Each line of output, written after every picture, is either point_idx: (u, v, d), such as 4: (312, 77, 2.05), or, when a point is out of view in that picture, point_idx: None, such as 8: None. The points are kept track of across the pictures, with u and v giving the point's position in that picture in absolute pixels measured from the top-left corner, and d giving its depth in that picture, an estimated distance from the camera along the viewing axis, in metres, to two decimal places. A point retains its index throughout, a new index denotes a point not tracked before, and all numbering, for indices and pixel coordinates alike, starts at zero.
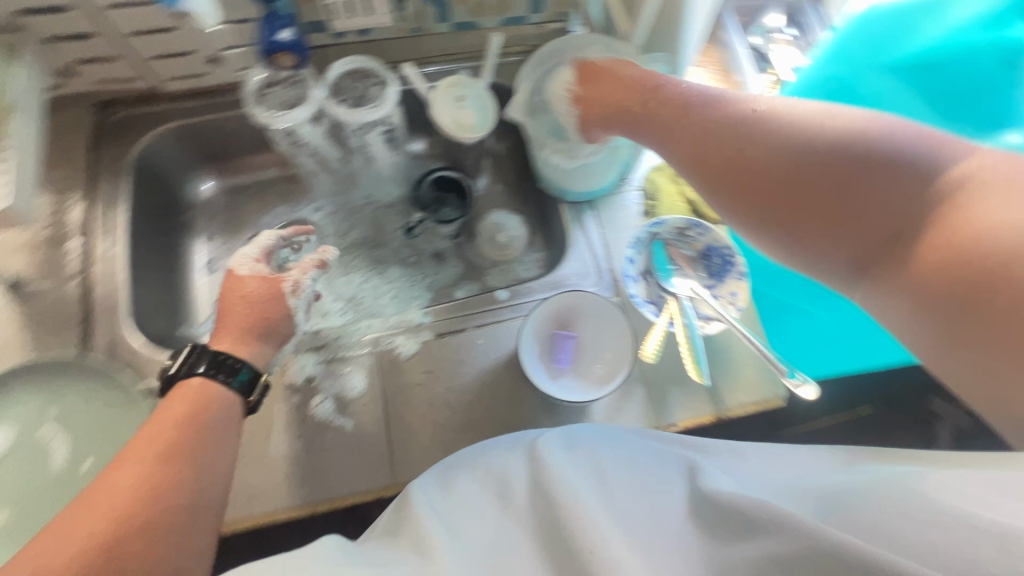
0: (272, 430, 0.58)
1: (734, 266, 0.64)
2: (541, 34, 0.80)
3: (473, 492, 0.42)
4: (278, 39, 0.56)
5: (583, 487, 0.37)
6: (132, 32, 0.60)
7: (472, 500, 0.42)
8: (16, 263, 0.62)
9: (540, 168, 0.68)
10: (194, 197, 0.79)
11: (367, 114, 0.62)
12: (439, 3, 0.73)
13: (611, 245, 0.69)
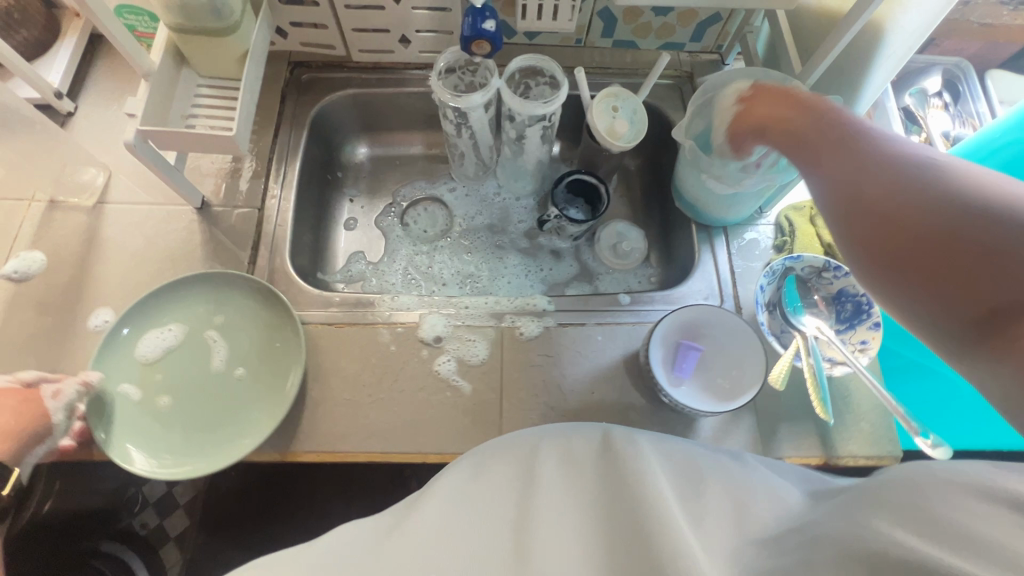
0: (398, 377, 0.62)
1: (869, 313, 0.62)
2: (695, 62, 0.83)
3: (495, 473, 0.40)
4: (482, 29, 0.60)
5: (630, 471, 0.36)
6: (347, 5, 0.68)
7: (489, 474, 0.40)
8: (205, 187, 0.71)
9: (685, 185, 0.70)
10: (347, 160, 0.86)
11: (536, 108, 0.66)
12: (608, 19, 0.78)
13: (738, 274, 0.70)
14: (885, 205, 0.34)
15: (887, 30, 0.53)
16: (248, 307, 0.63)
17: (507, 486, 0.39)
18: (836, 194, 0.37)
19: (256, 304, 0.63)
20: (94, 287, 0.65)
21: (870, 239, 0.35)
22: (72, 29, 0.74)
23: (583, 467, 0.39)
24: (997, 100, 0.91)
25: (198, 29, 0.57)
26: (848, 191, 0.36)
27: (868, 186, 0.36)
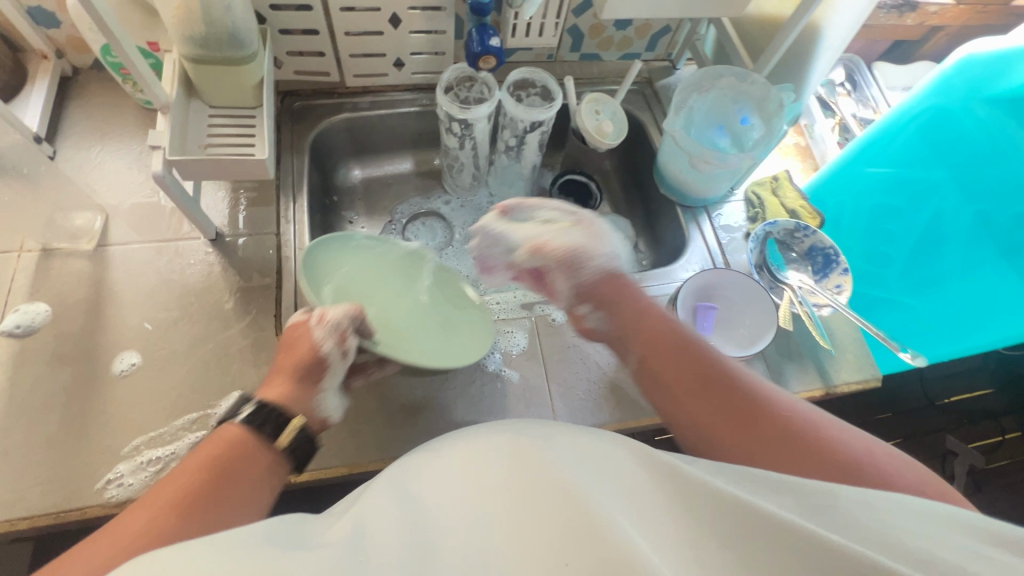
0: (448, 375, 0.65)
1: (838, 261, 0.74)
2: (651, 68, 0.93)
3: (449, 457, 0.37)
4: (490, 45, 0.69)
5: (559, 465, 0.33)
6: (345, 32, 0.71)
7: (431, 467, 0.36)
8: (213, 219, 0.70)
9: (671, 173, 0.78)
10: (342, 183, 0.87)
11: (538, 114, 0.73)
12: (578, 34, 0.85)
13: (725, 244, 0.78)
14: (731, 408, 0.44)
15: (822, 28, 0.66)
16: (341, 264, 0.65)
17: (448, 481, 0.35)
18: (652, 347, 0.49)
19: (351, 257, 0.67)
20: (111, 331, 0.62)
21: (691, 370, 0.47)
22: (42, 72, 0.71)
23: (531, 456, 0.34)
24: (886, 86, 1.11)
25: (219, 58, 0.58)
26: (709, 378, 0.46)
27: (722, 377, 0.46)
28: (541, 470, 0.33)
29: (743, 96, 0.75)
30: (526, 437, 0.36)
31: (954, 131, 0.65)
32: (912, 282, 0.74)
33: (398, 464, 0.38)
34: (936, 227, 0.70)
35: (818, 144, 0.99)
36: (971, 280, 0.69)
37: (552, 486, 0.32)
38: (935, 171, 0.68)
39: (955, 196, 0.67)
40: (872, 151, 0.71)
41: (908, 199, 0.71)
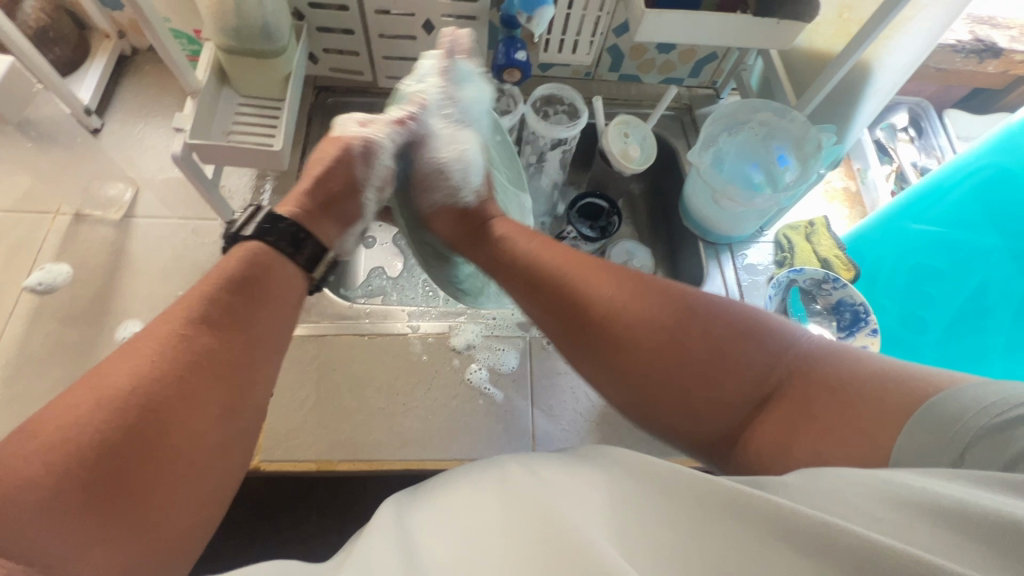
0: (431, 384, 0.64)
1: (867, 320, 0.68)
2: (693, 95, 0.89)
3: (456, 497, 0.37)
4: (514, 58, 0.68)
5: (538, 496, 0.34)
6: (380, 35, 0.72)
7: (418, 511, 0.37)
8: (234, 203, 0.72)
9: (694, 207, 0.75)
10: None
11: (560, 132, 0.71)
12: (617, 54, 0.82)
13: (745, 286, 0.74)
14: (624, 338, 0.46)
15: (875, 68, 0.61)
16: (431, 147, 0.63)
17: (443, 521, 0.34)
18: (539, 293, 0.52)
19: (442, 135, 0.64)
20: (121, 298, 0.64)
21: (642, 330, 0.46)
22: (102, 50, 0.76)
23: (534, 495, 0.34)
24: (956, 135, 1.02)
25: (251, 51, 0.60)
26: (575, 323, 0.49)
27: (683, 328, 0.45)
28: (544, 505, 0.33)
29: (780, 133, 0.71)
30: (523, 470, 0.37)
31: (1015, 194, 0.58)
32: (948, 353, 0.68)
33: (386, 511, 0.38)
34: (982, 298, 0.63)
35: (869, 190, 0.92)
36: (1014, 361, 0.62)
37: (545, 517, 0.32)
38: (987, 236, 0.61)
39: (1007, 266, 0.60)
40: (920, 206, 0.65)
41: (954, 263, 0.64)
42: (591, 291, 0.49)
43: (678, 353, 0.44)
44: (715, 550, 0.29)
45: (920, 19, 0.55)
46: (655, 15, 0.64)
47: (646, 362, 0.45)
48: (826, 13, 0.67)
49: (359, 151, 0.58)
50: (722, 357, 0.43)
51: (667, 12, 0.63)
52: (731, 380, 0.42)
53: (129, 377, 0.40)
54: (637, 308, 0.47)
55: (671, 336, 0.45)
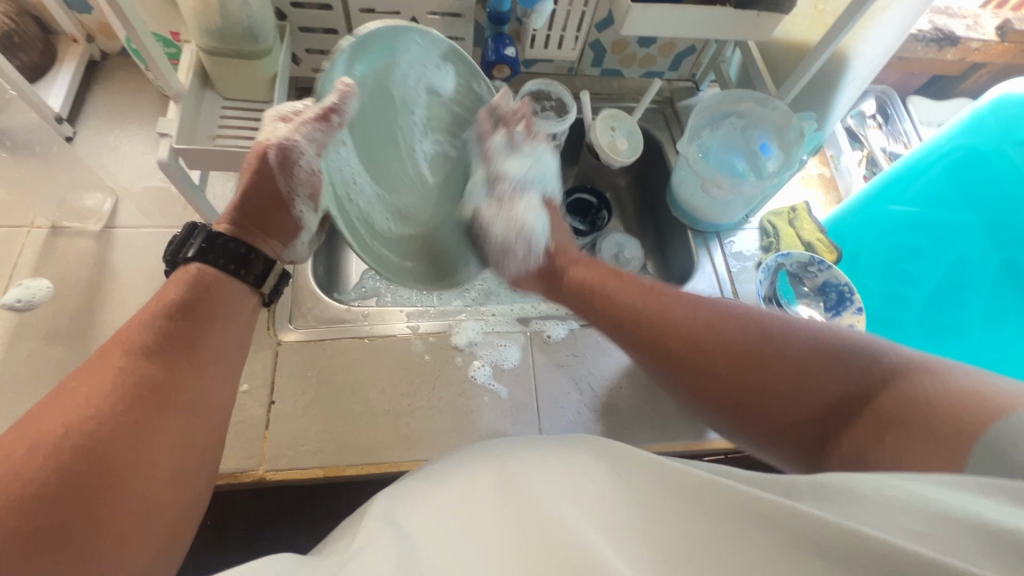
0: (436, 384, 0.64)
1: (852, 300, 0.71)
2: (674, 88, 0.91)
3: (441, 492, 0.37)
4: (504, 54, 0.69)
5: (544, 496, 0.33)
6: (364, 33, 0.71)
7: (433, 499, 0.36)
8: (220, 209, 0.70)
9: (683, 196, 0.77)
10: None
11: (551, 126, 0.72)
12: (600, 49, 0.83)
13: (734, 272, 0.76)
14: (706, 362, 0.48)
15: (851, 57, 0.64)
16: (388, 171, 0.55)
17: (443, 514, 0.35)
18: (621, 332, 0.54)
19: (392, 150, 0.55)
20: (106, 312, 0.62)
21: (723, 346, 0.48)
22: (71, 55, 0.73)
23: (531, 496, 0.34)
24: (920, 121, 1.07)
25: (234, 52, 0.58)
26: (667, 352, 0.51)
27: (755, 348, 0.47)
28: (540, 501, 0.33)
29: (762, 121, 0.73)
30: (510, 465, 0.37)
31: (985, 173, 0.62)
32: (930, 327, 0.70)
33: (387, 504, 0.37)
34: (959, 273, 0.66)
35: (844, 175, 0.96)
36: (994, 332, 0.66)
37: (545, 519, 0.32)
38: (960, 214, 0.65)
39: (982, 241, 0.64)
40: (899, 187, 0.68)
41: (932, 240, 0.68)
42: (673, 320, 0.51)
43: (768, 372, 0.45)
44: (679, 539, 0.30)
45: (894, 9, 0.58)
46: (640, 8, 0.65)
47: (731, 380, 0.47)
48: (802, 4, 0.69)
49: (275, 157, 0.51)
50: (812, 379, 0.43)
51: (651, 6, 0.64)
52: (808, 394, 0.43)
53: (71, 414, 0.39)
54: (714, 338, 0.49)
55: (750, 357, 0.46)
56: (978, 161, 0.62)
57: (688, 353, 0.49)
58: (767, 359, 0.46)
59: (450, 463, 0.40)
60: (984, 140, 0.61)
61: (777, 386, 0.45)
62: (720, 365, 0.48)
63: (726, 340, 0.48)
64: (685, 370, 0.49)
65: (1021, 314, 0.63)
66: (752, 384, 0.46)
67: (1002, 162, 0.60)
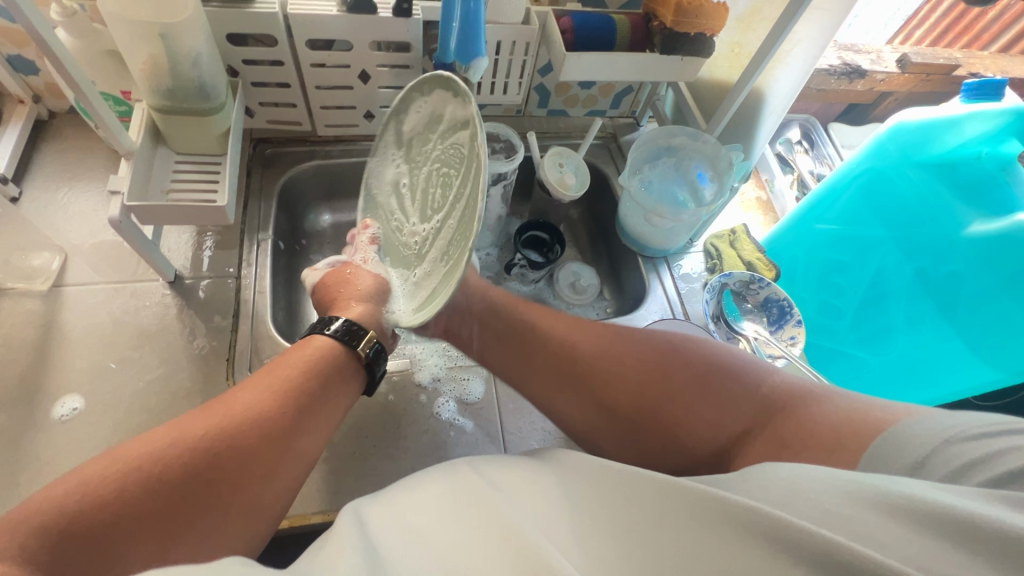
0: (400, 423, 0.64)
1: (792, 313, 0.76)
2: (616, 124, 0.97)
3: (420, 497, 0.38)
4: None
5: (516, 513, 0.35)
6: (316, 86, 0.74)
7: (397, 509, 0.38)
8: (175, 261, 0.70)
9: (630, 226, 0.81)
10: (311, 228, 0.87)
11: (500, 167, 0.76)
12: (544, 92, 0.89)
13: (684, 294, 0.80)
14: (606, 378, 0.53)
15: (767, 94, 0.71)
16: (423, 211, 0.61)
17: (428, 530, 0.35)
18: (529, 347, 0.58)
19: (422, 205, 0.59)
20: (54, 374, 0.60)
21: (625, 372, 0.52)
22: (16, 115, 0.74)
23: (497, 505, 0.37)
24: (841, 145, 1.16)
25: (186, 109, 0.60)
26: (557, 363, 0.55)
27: (660, 365, 0.51)
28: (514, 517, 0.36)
29: (696, 153, 0.79)
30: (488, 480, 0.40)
31: (892, 192, 0.68)
32: (862, 335, 0.76)
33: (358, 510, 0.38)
34: (880, 283, 0.72)
35: (778, 198, 1.03)
36: (915, 335, 0.70)
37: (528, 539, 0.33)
38: (875, 230, 0.71)
39: (895, 254, 0.70)
40: (820, 208, 0.74)
41: (853, 254, 0.74)
42: (535, 325, 0.59)
43: (665, 384, 0.50)
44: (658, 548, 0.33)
45: (797, 52, 0.65)
46: (574, 57, 0.70)
47: (640, 415, 0.50)
48: (720, 48, 0.76)
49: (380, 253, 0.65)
50: (709, 387, 0.48)
51: (585, 54, 0.70)
52: (732, 406, 0.47)
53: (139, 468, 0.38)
54: (585, 341, 0.56)
55: (660, 371, 0.51)
56: (885, 182, 0.69)
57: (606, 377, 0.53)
58: (670, 377, 0.50)
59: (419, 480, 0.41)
60: (890, 161, 0.67)
61: (682, 405, 0.48)
62: (616, 394, 0.52)
63: (587, 342, 0.56)
64: (563, 373, 0.55)
65: (936, 318, 0.67)
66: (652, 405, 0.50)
67: (905, 183, 0.67)
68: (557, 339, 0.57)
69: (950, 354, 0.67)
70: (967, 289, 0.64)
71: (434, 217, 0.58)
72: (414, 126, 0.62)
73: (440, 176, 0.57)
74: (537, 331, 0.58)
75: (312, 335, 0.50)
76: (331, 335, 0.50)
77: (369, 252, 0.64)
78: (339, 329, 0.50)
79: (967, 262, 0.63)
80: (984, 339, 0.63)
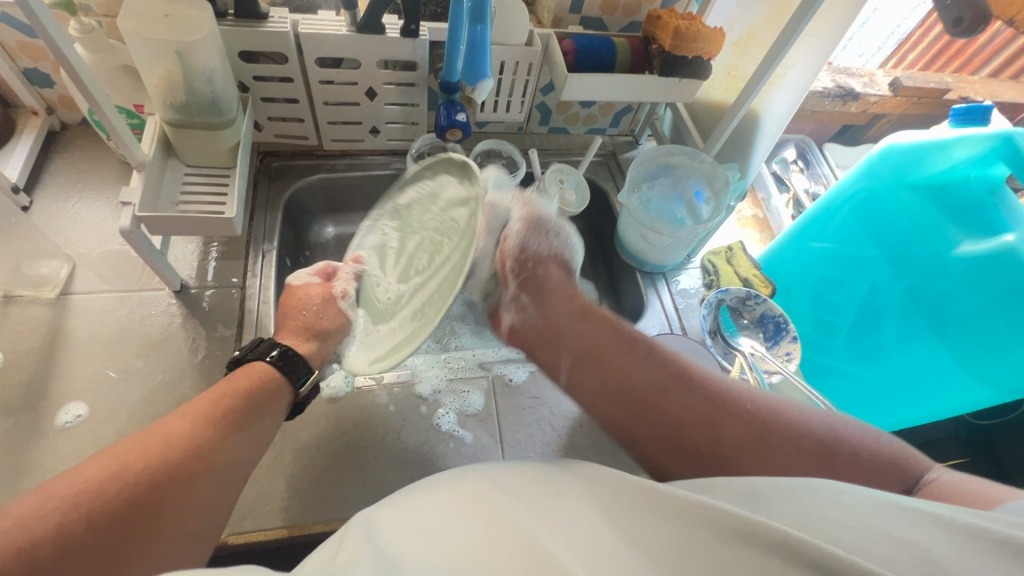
0: (401, 433, 0.65)
1: (788, 330, 0.77)
2: (616, 142, 0.99)
3: (422, 501, 0.41)
4: (456, 119, 0.74)
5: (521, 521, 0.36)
6: (325, 102, 0.76)
7: (399, 518, 0.39)
8: (180, 271, 0.71)
9: (629, 242, 0.83)
10: (315, 239, 0.88)
11: None
12: (545, 110, 0.91)
13: (681, 309, 0.81)
14: (678, 414, 0.51)
15: (762, 116, 0.73)
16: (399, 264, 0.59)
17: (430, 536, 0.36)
18: (587, 370, 0.57)
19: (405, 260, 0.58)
20: (61, 381, 0.61)
21: (745, 423, 0.49)
22: (30, 126, 0.75)
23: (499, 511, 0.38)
24: (836, 164, 1.19)
25: (197, 124, 0.61)
26: (643, 395, 0.53)
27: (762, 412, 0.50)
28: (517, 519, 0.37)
29: (693, 172, 0.81)
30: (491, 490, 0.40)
31: (884, 212, 0.70)
32: (856, 352, 0.77)
33: (362, 516, 0.39)
34: (874, 300, 0.73)
35: (773, 215, 1.05)
36: (907, 352, 0.71)
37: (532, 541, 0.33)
38: (868, 249, 0.73)
39: (888, 272, 0.71)
40: (816, 226, 0.76)
41: (847, 272, 0.75)
42: (613, 360, 0.56)
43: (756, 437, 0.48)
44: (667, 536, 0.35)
45: (792, 76, 0.67)
46: (576, 78, 0.72)
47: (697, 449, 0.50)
48: (717, 71, 0.79)
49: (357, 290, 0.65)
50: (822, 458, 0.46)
51: (586, 75, 0.72)
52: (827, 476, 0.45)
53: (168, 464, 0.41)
54: (655, 373, 0.54)
55: (728, 412, 0.50)
56: (880, 203, 0.70)
57: (677, 416, 0.51)
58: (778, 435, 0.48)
59: (424, 490, 0.42)
60: (884, 181, 0.69)
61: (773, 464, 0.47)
62: (682, 430, 0.51)
63: (652, 379, 0.54)
64: (640, 408, 0.53)
65: (930, 337, 0.68)
66: (732, 450, 0.48)
67: (898, 204, 0.69)
68: (619, 371, 0.55)
69: (941, 371, 0.68)
70: (958, 308, 0.65)
71: (412, 277, 0.57)
72: (411, 199, 0.61)
73: (430, 245, 0.56)
74: (606, 354, 0.56)
75: (254, 362, 0.55)
76: (269, 361, 0.55)
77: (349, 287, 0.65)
78: (277, 356, 0.55)
79: (959, 281, 0.64)
80: (979, 359, 0.63)
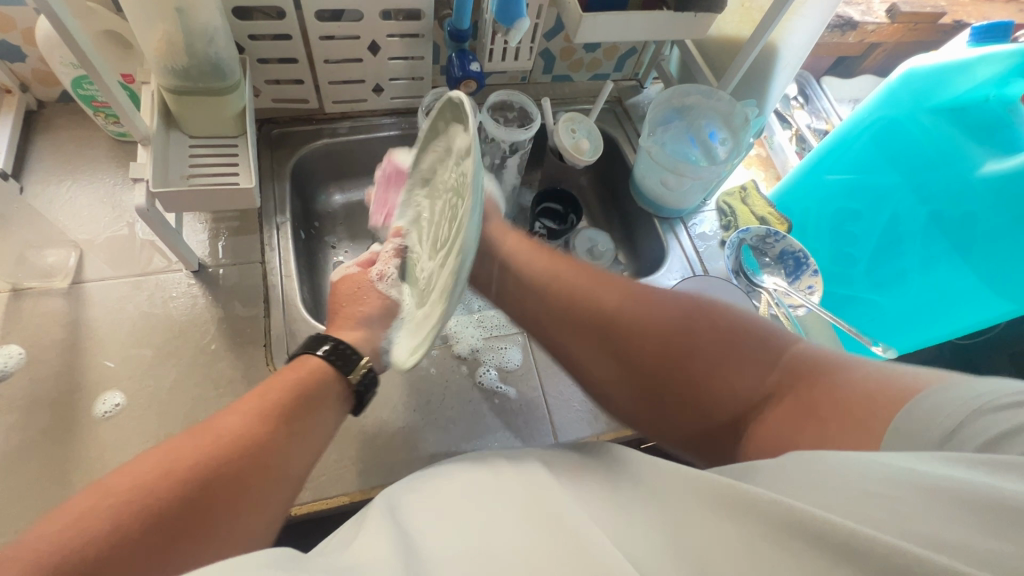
0: (444, 394, 0.65)
1: (808, 264, 0.79)
2: (620, 88, 0.96)
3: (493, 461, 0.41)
4: (469, 70, 0.71)
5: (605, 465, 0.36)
6: (325, 60, 0.71)
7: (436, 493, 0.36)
8: (194, 250, 0.68)
9: (647, 187, 0.82)
10: (322, 209, 0.85)
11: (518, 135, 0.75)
12: (549, 57, 0.88)
13: (702, 251, 0.81)
14: (635, 332, 0.49)
15: (780, 48, 0.72)
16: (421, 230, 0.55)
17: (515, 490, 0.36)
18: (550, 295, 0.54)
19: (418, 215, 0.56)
20: (89, 371, 0.59)
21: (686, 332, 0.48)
22: (6, 107, 0.70)
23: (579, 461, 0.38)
24: (834, 99, 1.19)
25: (201, 89, 0.57)
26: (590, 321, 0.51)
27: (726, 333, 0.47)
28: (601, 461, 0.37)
29: (708, 111, 0.80)
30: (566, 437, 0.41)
31: (905, 139, 0.71)
32: (876, 279, 0.80)
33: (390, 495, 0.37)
34: (895, 227, 0.75)
35: (778, 153, 1.05)
36: (930, 274, 0.73)
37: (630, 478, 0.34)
38: (889, 177, 0.74)
39: (910, 199, 0.72)
40: (833, 159, 0.77)
41: (867, 203, 0.77)
42: (567, 284, 0.54)
43: (689, 339, 0.47)
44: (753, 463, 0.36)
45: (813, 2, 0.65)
46: (591, 17, 0.69)
47: (655, 365, 0.47)
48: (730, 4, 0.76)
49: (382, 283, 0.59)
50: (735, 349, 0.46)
51: (601, 14, 0.69)
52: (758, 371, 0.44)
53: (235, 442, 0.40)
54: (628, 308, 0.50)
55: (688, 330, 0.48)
56: (900, 130, 0.71)
57: (635, 332, 0.49)
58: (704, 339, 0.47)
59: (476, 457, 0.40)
60: (905, 107, 0.69)
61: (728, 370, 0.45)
62: (632, 350, 0.48)
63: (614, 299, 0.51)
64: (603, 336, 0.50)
65: (954, 258, 0.70)
66: (684, 366, 0.46)
67: (919, 130, 0.69)
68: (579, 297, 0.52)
69: (965, 290, 0.71)
70: (981, 227, 0.67)
71: (438, 255, 0.50)
72: (431, 161, 0.53)
73: (448, 209, 0.49)
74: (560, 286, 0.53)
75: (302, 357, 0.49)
76: (322, 356, 0.49)
77: (391, 265, 0.59)
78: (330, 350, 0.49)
79: (982, 201, 0.66)
80: (1000, 276, 0.66)
